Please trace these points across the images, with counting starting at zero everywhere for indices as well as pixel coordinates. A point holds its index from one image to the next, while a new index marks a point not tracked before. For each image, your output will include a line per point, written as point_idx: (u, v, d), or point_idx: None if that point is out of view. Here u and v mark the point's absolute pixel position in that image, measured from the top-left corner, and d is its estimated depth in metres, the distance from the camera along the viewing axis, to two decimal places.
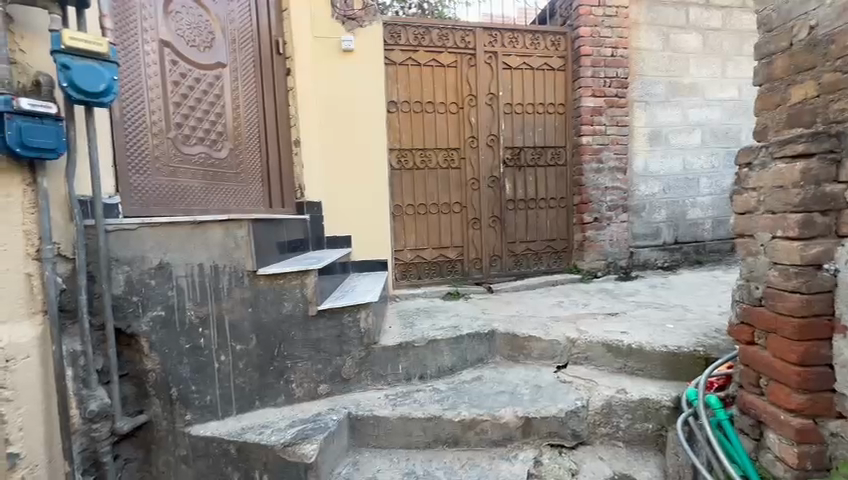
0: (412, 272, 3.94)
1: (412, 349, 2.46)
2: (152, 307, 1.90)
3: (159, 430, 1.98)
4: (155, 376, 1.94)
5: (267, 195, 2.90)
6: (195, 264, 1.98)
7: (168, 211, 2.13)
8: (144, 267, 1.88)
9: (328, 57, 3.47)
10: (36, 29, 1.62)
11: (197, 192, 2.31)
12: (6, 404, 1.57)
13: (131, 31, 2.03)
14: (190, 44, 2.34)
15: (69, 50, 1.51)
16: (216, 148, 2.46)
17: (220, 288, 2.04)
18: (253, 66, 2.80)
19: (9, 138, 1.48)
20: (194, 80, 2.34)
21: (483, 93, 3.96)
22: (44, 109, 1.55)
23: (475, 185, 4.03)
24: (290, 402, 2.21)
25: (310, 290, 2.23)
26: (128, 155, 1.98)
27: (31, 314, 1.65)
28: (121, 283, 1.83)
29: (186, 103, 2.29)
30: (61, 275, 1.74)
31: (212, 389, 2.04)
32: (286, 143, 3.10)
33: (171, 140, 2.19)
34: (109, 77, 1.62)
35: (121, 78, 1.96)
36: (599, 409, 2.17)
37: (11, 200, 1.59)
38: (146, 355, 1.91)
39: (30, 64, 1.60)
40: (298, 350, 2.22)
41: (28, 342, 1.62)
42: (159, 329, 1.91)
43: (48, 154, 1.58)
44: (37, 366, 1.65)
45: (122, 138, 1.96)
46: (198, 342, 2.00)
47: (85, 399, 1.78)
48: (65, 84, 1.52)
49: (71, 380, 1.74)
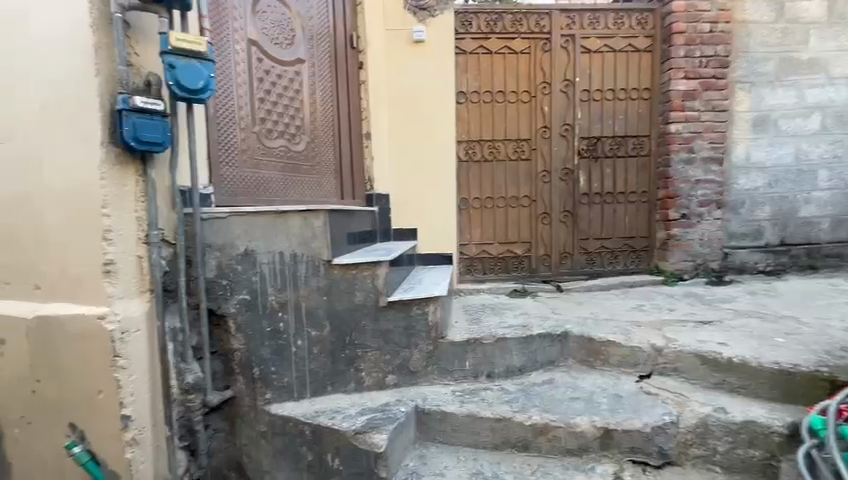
0: (477, 266, 3.85)
1: (480, 347, 2.39)
2: (239, 291, 2.03)
3: (243, 406, 2.12)
4: (240, 355, 2.07)
5: (339, 187, 2.98)
6: (277, 251, 2.08)
7: (252, 201, 2.26)
8: (233, 254, 2.00)
9: (399, 50, 3.48)
10: (148, 33, 1.78)
11: (277, 184, 2.43)
12: (121, 371, 1.76)
13: (224, 32, 2.16)
14: (274, 42, 2.44)
15: (175, 50, 1.64)
16: (295, 141, 2.57)
17: (298, 275, 2.12)
18: (329, 61, 2.87)
19: (126, 133, 1.66)
20: (277, 76, 2.45)
21: (558, 79, 3.73)
22: (153, 106, 1.70)
23: (546, 177, 3.82)
24: (359, 390, 2.26)
25: (381, 281, 2.25)
26: (220, 149, 2.12)
27: (141, 292, 1.85)
28: (213, 267, 1.98)
29: (269, 98, 2.40)
30: (165, 257, 1.91)
31: (290, 372, 2.14)
32: (357, 136, 3.17)
33: (255, 134, 2.31)
34: (207, 75, 1.73)
35: (215, 76, 2.09)
36: (692, 427, 1.94)
37: (126, 188, 1.76)
38: (233, 336, 2.05)
39: (143, 65, 1.76)
40: (368, 340, 2.25)
41: (138, 317, 1.81)
42: (245, 311, 2.04)
43: (155, 147, 1.73)
44: (145, 339, 1.85)
45: (216, 133, 2.10)
46: (278, 326, 2.10)
47: (183, 372, 1.96)
48: (171, 82, 1.65)
49: (172, 354, 1.93)
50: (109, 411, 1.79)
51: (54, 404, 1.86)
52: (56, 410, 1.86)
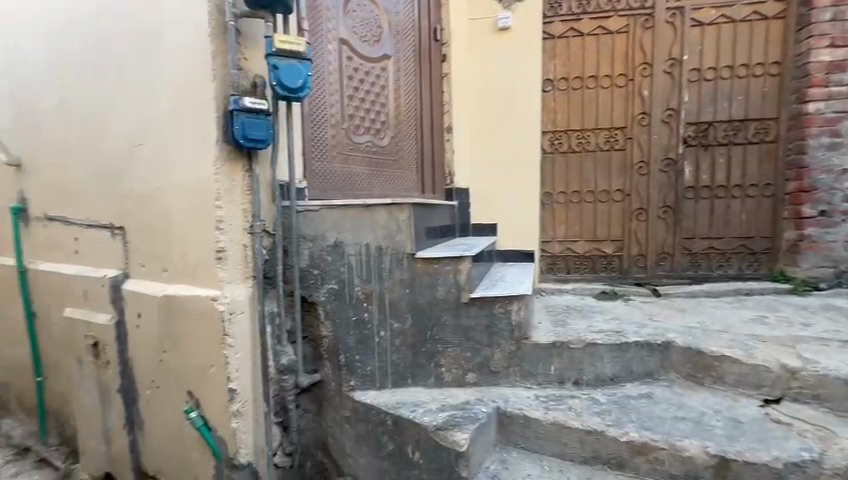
0: (560, 265, 3.62)
1: (567, 351, 2.23)
2: (328, 281, 2.12)
3: (329, 390, 2.22)
4: (328, 342, 2.16)
5: (421, 181, 2.98)
6: (363, 243, 2.14)
7: (341, 195, 2.35)
8: (324, 245, 2.10)
9: (482, 40, 3.40)
10: (254, 38, 1.92)
11: (363, 178, 2.50)
12: (229, 348, 1.95)
13: (319, 33, 2.25)
14: (363, 40, 2.50)
15: (278, 52, 1.75)
16: (380, 137, 2.62)
17: (383, 267, 2.17)
18: (413, 55, 2.88)
19: (237, 133, 1.81)
20: (365, 73, 2.51)
21: (661, 59, 3.32)
22: (259, 106, 1.84)
23: (642, 169, 3.45)
24: (439, 385, 2.24)
25: (463, 277, 2.20)
26: (313, 146, 2.23)
27: (245, 278, 2.00)
28: (306, 257, 2.09)
29: (358, 96, 2.48)
30: (265, 247, 2.05)
31: (373, 361, 2.20)
32: (439, 130, 3.16)
33: (344, 131, 2.39)
34: (305, 74, 1.82)
35: (310, 76, 2.20)
36: (842, 470, 1.60)
37: (235, 183, 1.92)
38: (322, 323, 2.15)
39: (250, 69, 1.91)
40: (449, 336, 2.22)
41: (243, 301, 1.98)
42: (333, 300, 2.13)
43: (260, 144, 1.87)
44: (248, 321, 2.01)
45: (310, 131, 2.21)
46: (363, 315, 2.17)
47: (279, 354, 2.11)
48: (275, 83, 1.76)
49: (270, 336, 2.08)
50: (218, 384, 1.99)
51: (176, 373, 2.12)
52: (178, 378, 2.12)
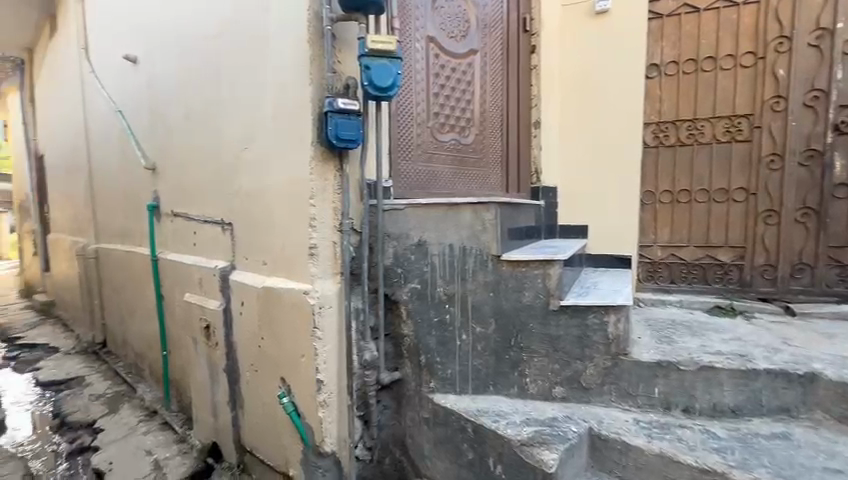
0: (662, 273, 3.20)
1: (675, 372, 1.94)
2: (411, 280, 2.11)
3: (408, 389, 2.21)
4: (409, 340, 2.15)
5: (505, 180, 2.85)
6: (447, 243, 2.10)
7: (424, 195, 2.33)
8: (408, 244, 2.10)
9: (576, 26, 3.15)
10: (347, 41, 1.98)
11: (447, 177, 2.45)
12: (318, 341, 2.03)
13: (408, 32, 2.25)
14: (450, 35, 2.45)
15: (371, 53, 1.78)
16: (464, 135, 2.55)
17: (466, 268, 2.12)
18: (501, 49, 2.76)
19: (330, 133, 1.88)
20: (451, 70, 2.46)
21: (805, 30, 2.76)
22: (351, 107, 1.88)
23: (773, 163, 2.90)
24: (522, 396, 2.10)
25: (553, 282, 2.04)
26: (399, 146, 2.24)
27: (333, 274, 2.07)
28: (390, 255, 2.11)
29: (444, 93, 2.44)
30: (352, 244, 2.10)
31: (453, 364, 2.14)
32: (526, 125, 3.00)
33: (430, 129, 2.37)
34: (395, 72, 1.82)
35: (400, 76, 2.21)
36: None
37: (327, 182, 2.00)
38: (404, 321, 2.14)
39: (344, 72, 1.98)
40: (535, 344, 2.08)
41: (331, 295, 2.05)
42: (415, 299, 2.12)
43: (350, 144, 1.92)
44: (336, 316, 2.08)
45: (396, 131, 2.22)
46: (444, 317, 2.12)
47: (362, 349, 2.13)
48: (366, 83, 1.79)
49: (355, 331, 2.11)
50: (308, 374, 2.09)
51: (272, 359, 2.29)
52: (273, 364, 2.28)
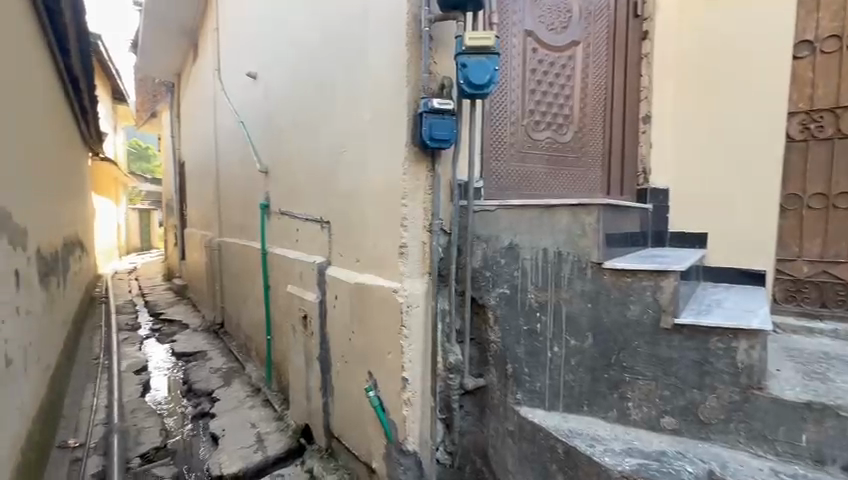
0: (808, 295, 2.64)
1: (834, 418, 1.53)
2: (500, 284, 2.04)
3: (493, 398, 2.09)
4: (496, 347, 2.05)
5: (606, 180, 2.60)
6: (540, 248, 1.99)
7: (516, 196, 2.23)
8: (497, 247, 2.03)
9: (699, 5, 2.75)
10: (443, 42, 1.99)
11: (541, 177, 2.32)
12: (405, 339, 2.05)
13: (505, 28, 2.18)
14: (549, 28, 2.30)
15: (468, 50, 1.74)
16: (561, 132, 2.38)
17: (562, 275, 1.97)
18: (606, 37, 2.53)
19: (425, 133, 1.89)
20: (549, 64, 2.32)
21: None
22: (446, 106, 1.88)
23: None
24: (623, 421, 1.88)
25: (666, 296, 1.81)
26: (491, 145, 2.17)
27: (421, 274, 2.07)
28: (479, 258, 2.06)
29: (540, 89, 2.30)
30: (442, 245, 2.10)
31: (543, 377, 2.00)
32: (632, 120, 2.71)
33: (524, 127, 2.26)
34: (493, 68, 1.76)
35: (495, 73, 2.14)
36: None
37: (419, 182, 2.02)
38: (491, 327, 2.05)
39: (439, 72, 1.99)
40: (640, 365, 1.85)
41: (419, 295, 2.05)
42: (504, 304, 2.03)
43: (444, 144, 1.92)
44: (422, 316, 2.08)
45: (489, 130, 2.16)
46: (535, 326, 2.00)
47: (447, 352, 2.12)
48: (462, 81, 1.77)
49: (440, 333, 2.11)
50: (394, 371, 2.12)
51: (361, 353, 2.38)
52: (362, 358, 2.38)
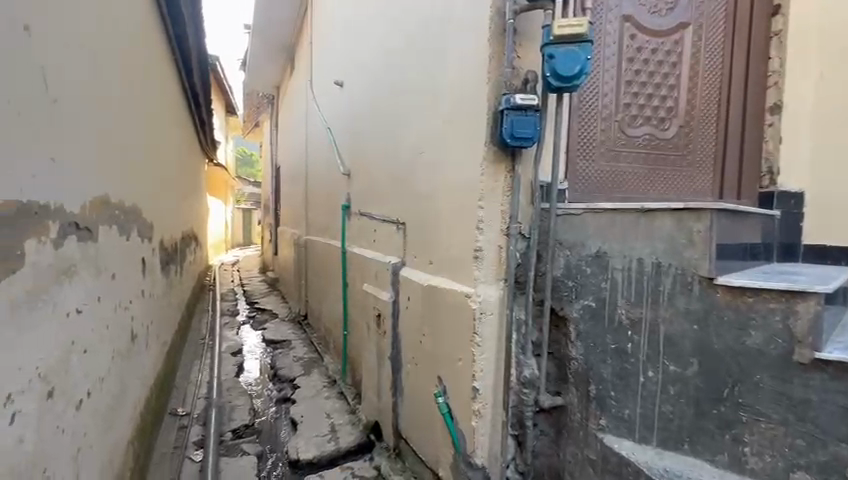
0: None
1: None
2: (584, 295, 1.84)
3: (572, 421, 1.88)
4: (577, 365, 1.85)
5: (720, 182, 2.22)
6: (635, 257, 1.77)
7: (605, 199, 2.02)
8: (583, 254, 1.85)
9: None
10: (528, 34, 1.87)
11: (636, 178, 2.06)
12: (476, 347, 1.96)
13: (599, 14, 1.99)
14: (652, 10, 2.04)
15: (556, 39, 1.61)
16: (663, 127, 2.09)
17: (660, 290, 1.73)
18: (725, 15, 2.16)
19: (505, 131, 1.79)
20: (650, 51, 2.05)
21: None
22: (529, 102, 1.76)
23: None
24: (737, 470, 1.57)
25: (801, 322, 1.47)
26: (578, 143, 1.99)
27: (496, 280, 1.97)
28: (561, 266, 1.88)
29: (638, 80, 2.05)
30: (520, 250, 1.97)
31: (632, 404, 1.76)
32: (755, 111, 2.29)
33: (617, 123, 2.03)
34: (584, 58, 1.60)
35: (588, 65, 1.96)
36: None
37: (497, 184, 1.93)
38: (572, 342, 1.86)
39: (523, 67, 1.88)
40: (762, 405, 1.53)
41: (493, 302, 1.97)
42: (588, 319, 1.84)
43: (526, 143, 1.80)
44: (496, 324, 1.98)
45: (576, 128, 1.98)
46: (624, 346, 1.78)
47: (522, 364, 1.96)
48: (548, 74, 1.64)
49: (514, 343, 1.95)
50: (464, 379, 2.04)
51: (431, 356, 2.35)
52: (432, 362, 2.34)
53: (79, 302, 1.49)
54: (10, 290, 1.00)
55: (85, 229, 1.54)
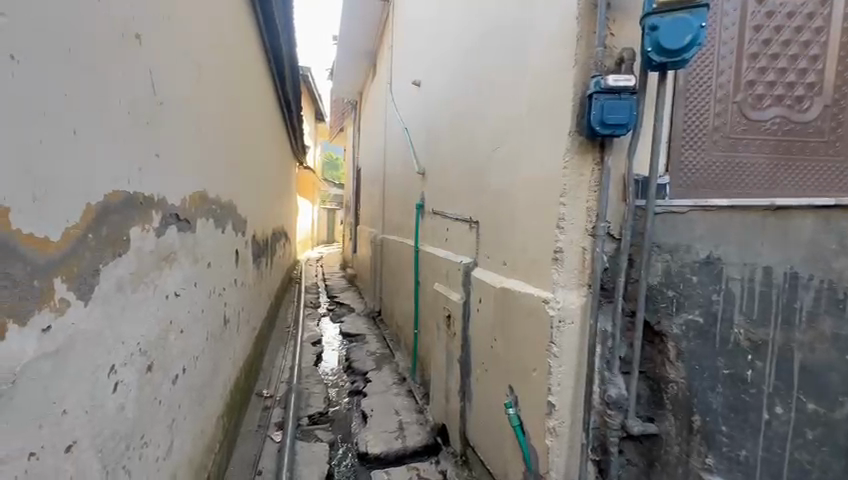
0: None
1: None
2: (688, 309, 1.57)
3: (669, 454, 1.62)
4: (676, 390, 1.59)
5: None
6: (758, 265, 1.45)
7: (718, 195, 1.68)
8: (688, 259, 1.58)
9: None
10: (625, 7, 1.65)
11: (760, 171, 1.67)
12: (553, 358, 1.79)
13: None
14: None
15: (661, 7, 1.38)
16: (801, 107, 1.62)
17: (794, 307, 1.38)
18: None
19: (593, 117, 1.59)
20: (785, 13, 1.62)
21: None
22: (624, 84, 1.54)
23: None
24: None
25: None
26: (685, 130, 1.72)
27: (579, 285, 1.78)
28: (659, 272, 1.64)
29: (767, 51, 1.65)
30: (607, 253, 1.74)
31: (751, 444, 1.45)
32: None
33: (736, 106, 1.68)
34: (696, 26, 1.36)
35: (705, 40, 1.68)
36: None
37: (583, 178, 1.74)
38: (671, 363, 1.60)
39: (617, 45, 1.66)
40: None
41: (574, 309, 1.77)
42: (693, 337, 1.56)
43: (618, 130, 1.59)
44: (577, 334, 1.78)
45: (681, 113, 1.71)
46: (742, 372, 1.47)
47: (607, 381, 1.73)
48: (649, 48, 1.42)
49: (598, 358, 1.74)
50: (539, 392, 1.87)
51: (503, 364, 2.21)
52: (504, 370, 2.20)
53: (178, 287, 1.65)
54: (116, 272, 1.11)
55: (185, 221, 1.70)
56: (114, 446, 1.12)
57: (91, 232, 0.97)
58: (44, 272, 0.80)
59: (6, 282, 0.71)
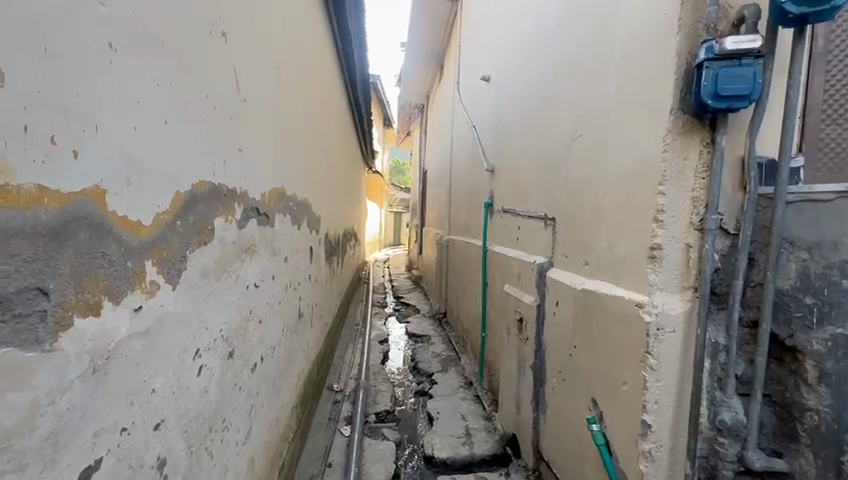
0: None
1: None
2: (836, 321, 1.28)
3: None
4: (818, 421, 1.30)
5: None
6: None
7: None
8: (835, 260, 1.28)
9: None
10: None
11: None
12: (649, 372, 1.54)
13: None
14: None
15: None
16: None
17: None
18: None
19: (704, 89, 1.35)
20: None
21: None
22: (747, 46, 1.30)
23: None
24: None
25: None
26: (827, 100, 1.39)
27: (682, 288, 1.54)
28: (792, 275, 1.36)
29: None
30: (719, 251, 1.49)
31: None
32: None
33: None
34: None
35: None
36: None
37: (687, 163, 1.50)
38: (810, 386, 1.32)
39: (733, 5, 1.41)
40: None
41: (676, 316, 1.52)
42: (842, 356, 1.26)
43: (738, 103, 1.34)
44: (679, 344, 1.53)
45: (822, 78, 1.40)
46: None
47: (718, 404, 1.47)
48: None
49: (707, 375, 1.49)
50: (631, 409, 1.63)
51: (585, 374, 1.99)
52: (586, 381, 1.98)
53: (257, 279, 1.71)
54: (202, 260, 1.16)
55: (264, 215, 1.77)
56: (198, 427, 1.17)
57: (180, 219, 1.01)
58: (136, 254, 0.84)
59: (103, 261, 0.74)
